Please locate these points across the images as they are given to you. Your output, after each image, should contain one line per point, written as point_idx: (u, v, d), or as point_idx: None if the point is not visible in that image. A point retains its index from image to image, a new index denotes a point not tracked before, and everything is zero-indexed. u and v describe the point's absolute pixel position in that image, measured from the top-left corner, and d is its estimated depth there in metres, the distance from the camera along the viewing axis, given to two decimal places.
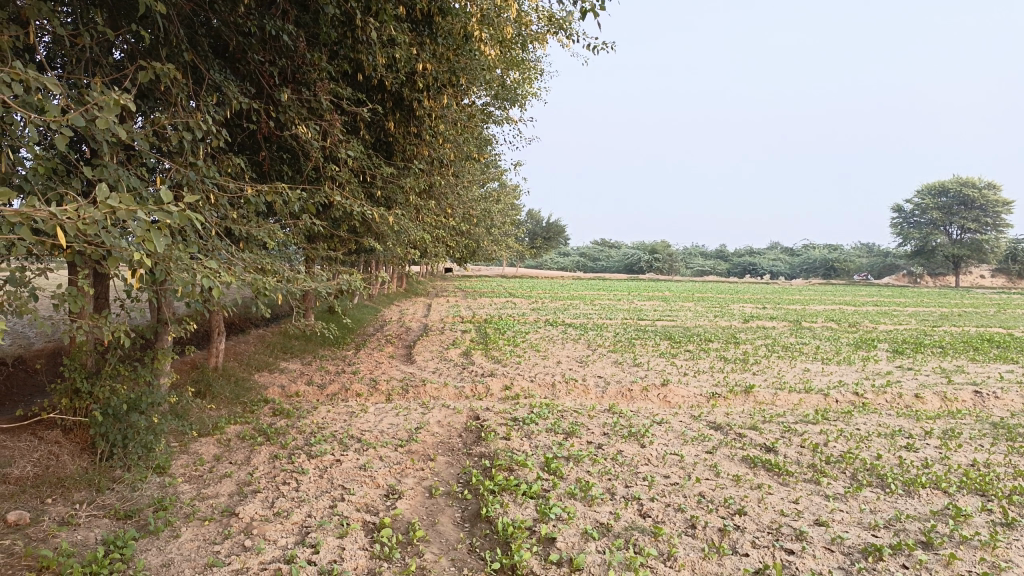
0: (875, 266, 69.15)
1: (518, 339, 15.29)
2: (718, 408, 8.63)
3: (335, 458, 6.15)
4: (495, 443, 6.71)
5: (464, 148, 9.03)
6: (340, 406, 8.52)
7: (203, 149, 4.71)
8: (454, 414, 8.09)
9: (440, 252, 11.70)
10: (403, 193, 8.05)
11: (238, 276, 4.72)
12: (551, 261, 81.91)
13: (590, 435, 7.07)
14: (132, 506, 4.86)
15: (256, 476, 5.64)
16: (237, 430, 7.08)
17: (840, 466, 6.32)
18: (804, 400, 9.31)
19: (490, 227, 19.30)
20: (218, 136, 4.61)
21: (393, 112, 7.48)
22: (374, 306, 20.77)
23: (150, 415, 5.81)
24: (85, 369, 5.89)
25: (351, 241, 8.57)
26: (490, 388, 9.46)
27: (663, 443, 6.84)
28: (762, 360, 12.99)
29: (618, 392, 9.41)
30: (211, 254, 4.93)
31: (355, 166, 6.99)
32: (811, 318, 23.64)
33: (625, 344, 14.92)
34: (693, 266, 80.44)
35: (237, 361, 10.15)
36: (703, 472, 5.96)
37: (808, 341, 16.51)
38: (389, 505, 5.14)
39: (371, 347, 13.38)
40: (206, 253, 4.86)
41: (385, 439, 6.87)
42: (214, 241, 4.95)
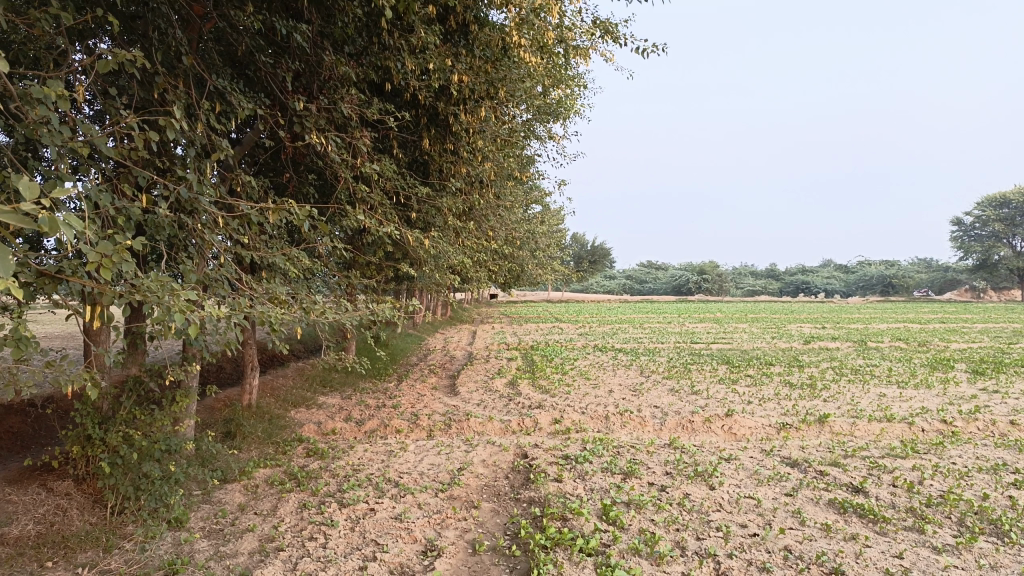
0: (935, 281, 66.61)
1: (567, 366, 14.60)
2: (791, 441, 7.82)
3: (369, 507, 5.54)
4: (545, 486, 6.04)
5: (505, 165, 8.46)
6: (378, 444, 7.95)
7: (206, 163, 4.21)
8: (500, 452, 7.43)
9: (482, 277, 11.14)
10: (441, 214, 7.52)
11: (249, 309, 4.21)
12: (597, 284, 81.02)
13: (651, 476, 6.35)
14: (139, 570, 4.32)
15: (281, 531, 5.08)
16: (266, 474, 6.54)
17: (943, 509, 5.48)
18: (886, 430, 8.43)
19: (535, 251, 18.70)
20: (219, 146, 4.09)
21: (427, 127, 6.99)
22: (417, 335, 20.24)
23: (165, 463, 5.30)
24: (100, 413, 5.41)
25: (388, 268, 8.07)
26: (538, 421, 8.79)
27: (734, 485, 6.08)
28: (831, 385, 12.07)
29: (677, 424, 8.65)
30: (222, 285, 4.43)
31: (388, 185, 6.49)
32: (876, 338, 22.36)
33: (680, 369, 14.12)
34: (743, 286, 78.62)
35: (273, 397, 9.68)
36: (786, 520, 5.20)
37: (878, 362, 15.46)
38: (426, 565, 4.51)
39: (413, 379, 12.83)
40: (215, 285, 4.36)
41: (424, 483, 6.26)
42: (224, 269, 4.44)
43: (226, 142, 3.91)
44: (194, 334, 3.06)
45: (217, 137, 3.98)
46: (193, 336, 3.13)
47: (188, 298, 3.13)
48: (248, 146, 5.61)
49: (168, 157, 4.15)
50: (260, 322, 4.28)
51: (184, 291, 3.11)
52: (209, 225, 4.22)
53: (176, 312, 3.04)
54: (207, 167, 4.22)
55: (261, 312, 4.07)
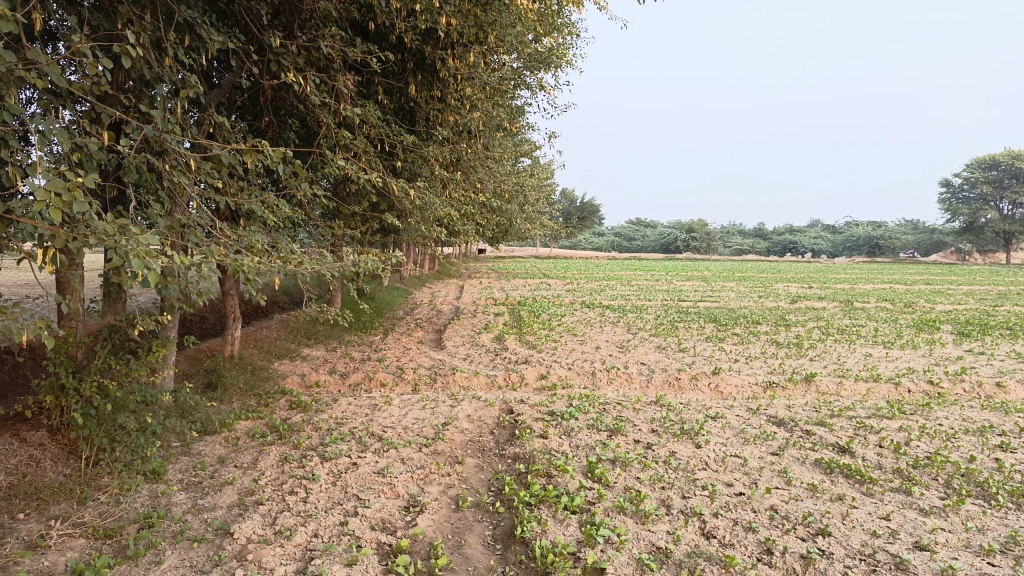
0: (922, 243, 66.91)
1: (553, 322, 14.53)
2: (778, 400, 7.79)
3: (351, 462, 5.46)
4: (530, 442, 5.97)
5: (494, 115, 8.23)
6: (362, 398, 7.86)
7: (177, 102, 3.98)
8: (486, 407, 7.36)
9: (470, 230, 10.97)
10: (428, 164, 7.32)
11: (222, 257, 4.03)
12: (586, 241, 80.85)
13: (637, 433, 6.30)
14: (113, 523, 4.21)
15: (260, 485, 4.98)
16: (247, 426, 6.43)
17: (930, 471, 5.46)
18: (872, 390, 8.42)
19: (524, 205, 18.49)
20: (190, 83, 3.86)
21: (414, 73, 6.73)
22: (404, 289, 20.08)
23: (142, 415, 5.17)
24: (74, 363, 5.26)
25: (373, 218, 7.89)
26: (524, 377, 8.71)
27: (720, 443, 6.04)
28: (818, 344, 12.07)
29: (664, 381, 8.61)
30: (196, 232, 4.24)
31: (372, 132, 6.28)
32: (862, 298, 22.40)
33: (668, 326, 14.07)
34: (731, 245, 78.68)
35: (256, 349, 9.55)
36: (772, 479, 5.16)
37: (864, 322, 15.49)
38: (408, 521, 4.44)
39: (399, 332, 12.72)
40: (189, 231, 4.19)
41: (408, 438, 6.17)
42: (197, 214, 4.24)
43: (197, 79, 3.68)
44: (155, 280, 2.86)
45: (188, 74, 3.75)
46: (155, 284, 2.95)
47: (151, 244, 2.95)
48: (226, 88, 5.37)
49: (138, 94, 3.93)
50: (236, 270, 4.12)
51: (146, 236, 2.92)
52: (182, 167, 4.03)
53: (137, 259, 2.87)
54: (178, 106, 4.00)
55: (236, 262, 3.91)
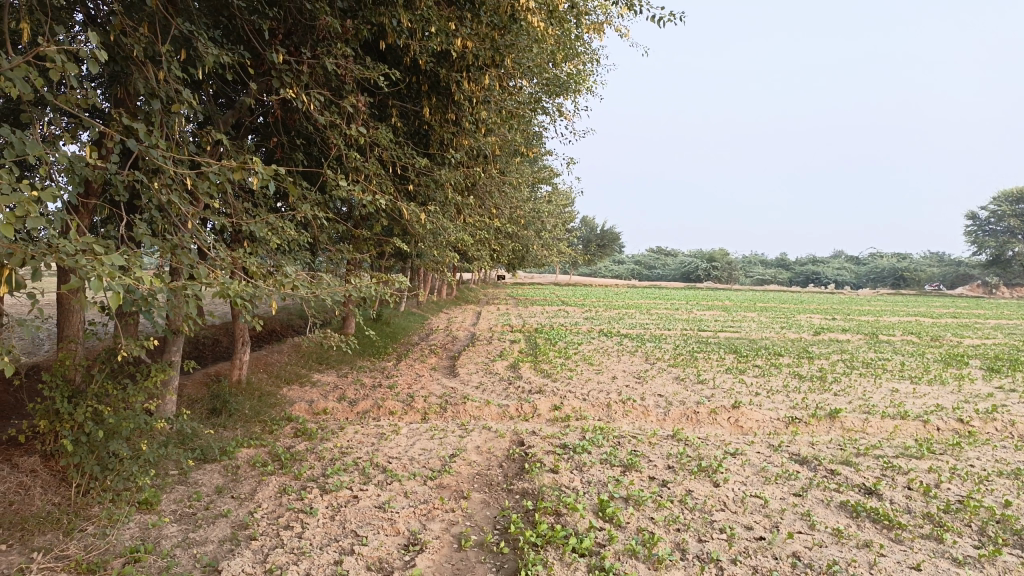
0: (947, 276, 65.90)
1: (570, 350, 14.27)
2: (800, 437, 7.48)
3: (352, 495, 5.24)
4: (540, 477, 5.72)
5: (510, 140, 8.09)
6: (370, 426, 7.65)
7: (172, 118, 3.85)
8: (496, 438, 7.12)
9: (485, 257, 10.80)
10: (440, 188, 7.18)
11: (213, 280, 3.86)
12: (605, 269, 80.55)
13: (653, 470, 6.03)
14: (98, 557, 4.02)
15: (255, 518, 4.77)
16: (248, 454, 6.23)
17: (963, 516, 5.14)
18: (899, 428, 8.08)
19: (542, 231, 18.32)
20: (185, 98, 3.72)
21: (428, 95, 6.61)
22: (420, 315, 19.92)
23: (136, 441, 5.00)
24: (70, 386, 5.11)
25: (385, 243, 7.74)
26: (537, 407, 8.46)
27: (740, 482, 5.75)
28: (842, 378, 11.70)
29: (681, 415, 8.32)
30: (190, 254, 4.08)
31: (384, 154, 6.15)
32: (888, 331, 21.88)
33: (687, 357, 13.76)
34: (752, 274, 78.00)
35: (265, 374, 9.40)
36: (795, 523, 4.87)
37: (890, 356, 15.08)
38: (406, 561, 4.21)
39: (412, 359, 12.52)
40: (182, 252, 4.04)
41: (413, 470, 5.95)
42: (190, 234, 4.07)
43: (189, 92, 3.54)
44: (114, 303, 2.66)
45: (181, 88, 3.62)
46: (118, 307, 2.74)
47: (119, 263, 2.76)
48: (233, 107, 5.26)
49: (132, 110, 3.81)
50: (227, 295, 3.95)
51: (112, 255, 2.73)
52: (176, 186, 3.89)
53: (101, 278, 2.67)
54: (174, 123, 3.86)
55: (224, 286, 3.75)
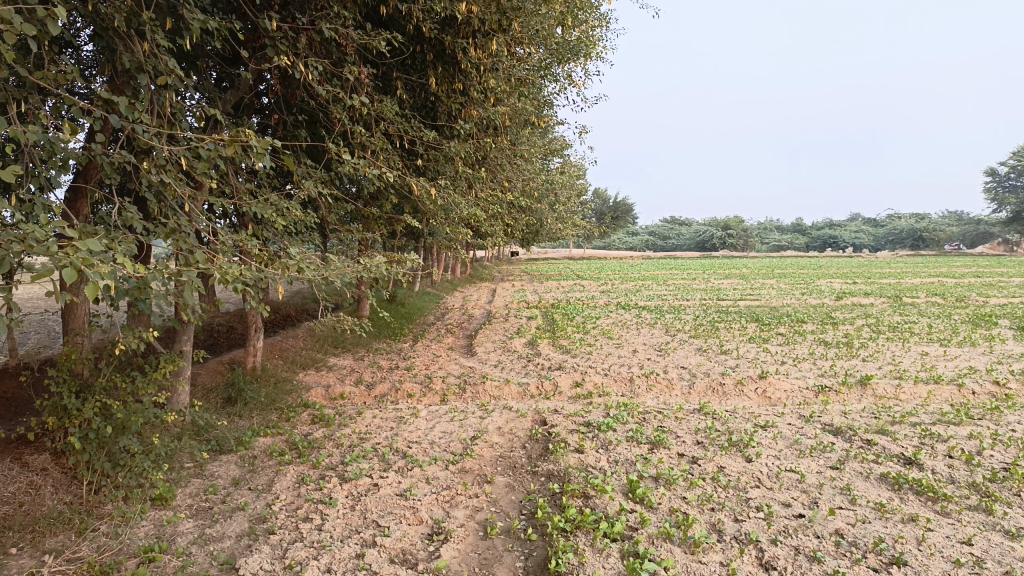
0: (967, 235, 64.94)
1: (588, 325, 14.05)
2: (832, 406, 7.24)
3: (372, 483, 5.07)
4: (565, 458, 5.53)
5: (520, 110, 7.81)
6: (388, 410, 7.48)
7: (162, 93, 3.62)
8: (517, 418, 6.93)
9: (499, 232, 10.57)
10: (451, 163, 6.94)
11: (214, 266, 3.65)
12: (620, 241, 80.02)
13: (681, 446, 5.82)
14: (111, 558, 3.87)
15: (273, 510, 4.62)
16: (265, 444, 6.08)
17: (1011, 484, 4.91)
18: (933, 393, 7.82)
19: (556, 204, 18.03)
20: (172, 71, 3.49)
21: (433, 65, 6.35)
22: (435, 294, 19.74)
23: (148, 435, 4.83)
24: (79, 381, 4.95)
25: (396, 221, 7.52)
26: (558, 385, 8.26)
27: (773, 456, 5.53)
28: (869, 343, 11.42)
29: (707, 387, 8.10)
30: (190, 239, 3.87)
31: (391, 129, 5.90)
32: (911, 293, 21.46)
33: (708, 327, 13.51)
34: (768, 241, 77.21)
35: (281, 360, 9.25)
36: (835, 498, 4.67)
37: (916, 319, 14.75)
38: (430, 552, 4.04)
39: (429, 339, 12.35)
40: (181, 237, 3.83)
41: (434, 455, 5.76)
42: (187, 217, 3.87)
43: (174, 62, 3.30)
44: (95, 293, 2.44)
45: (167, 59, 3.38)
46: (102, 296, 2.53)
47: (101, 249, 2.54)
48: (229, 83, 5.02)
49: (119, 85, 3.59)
50: (229, 278, 3.73)
51: (93, 239, 2.51)
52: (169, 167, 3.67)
53: (80, 266, 2.45)
54: (164, 99, 3.64)
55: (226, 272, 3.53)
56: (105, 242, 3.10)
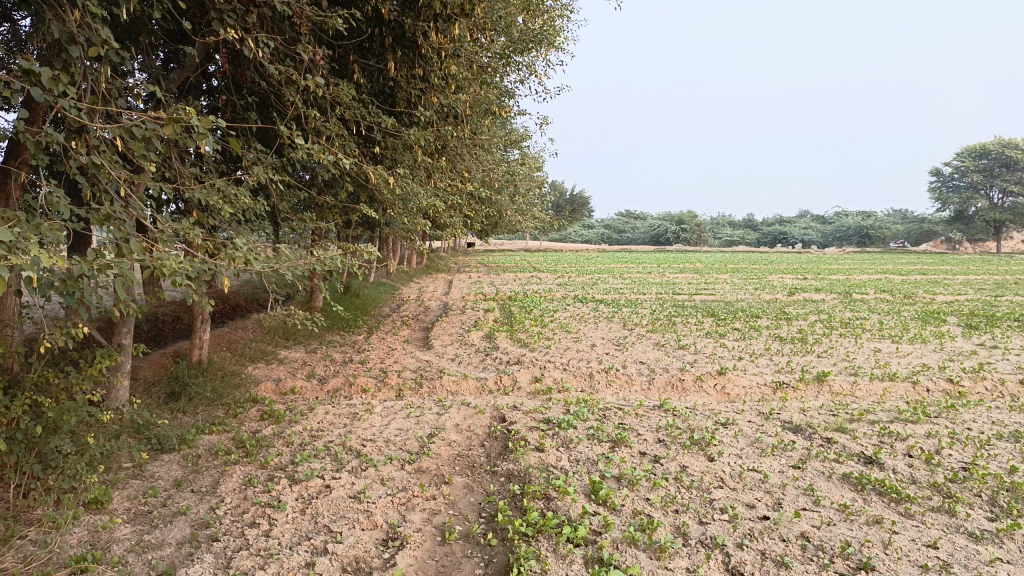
0: (912, 233, 66.75)
1: (546, 318, 13.91)
2: (791, 403, 7.22)
3: (324, 484, 4.84)
4: (526, 457, 5.37)
5: (481, 99, 7.59)
6: (341, 406, 7.23)
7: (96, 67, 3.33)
8: (475, 415, 6.75)
9: (458, 223, 10.34)
10: (409, 151, 6.70)
11: (153, 258, 3.36)
12: (576, 234, 80.25)
13: (643, 445, 5.71)
14: (38, 569, 3.57)
15: (217, 515, 4.36)
16: (210, 442, 5.78)
17: (971, 484, 4.91)
18: (889, 391, 7.87)
19: (514, 196, 17.85)
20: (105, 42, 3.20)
21: (392, 49, 6.10)
22: (391, 285, 19.41)
23: (81, 435, 4.51)
24: (8, 375, 4.60)
25: (351, 211, 7.25)
26: (517, 380, 8.10)
27: (735, 455, 5.46)
28: (824, 339, 11.51)
29: (667, 383, 8.03)
30: (125, 228, 3.58)
31: (347, 114, 5.65)
32: (861, 290, 21.85)
33: (665, 322, 13.49)
34: (721, 236, 78.27)
35: (228, 353, 8.90)
36: (798, 500, 4.63)
37: (868, 315, 14.98)
38: (385, 559, 3.85)
39: (384, 331, 12.07)
40: (115, 223, 3.54)
41: (389, 454, 5.55)
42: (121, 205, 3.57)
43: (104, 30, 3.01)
44: None
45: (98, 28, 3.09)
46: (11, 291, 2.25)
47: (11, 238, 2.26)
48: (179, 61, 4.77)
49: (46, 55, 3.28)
50: (170, 270, 3.46)
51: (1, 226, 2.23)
52: (104, 147, 3.38)
53: None
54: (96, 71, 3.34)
55: (167, 262, 3.27)
56: (25, 228, 2.80)
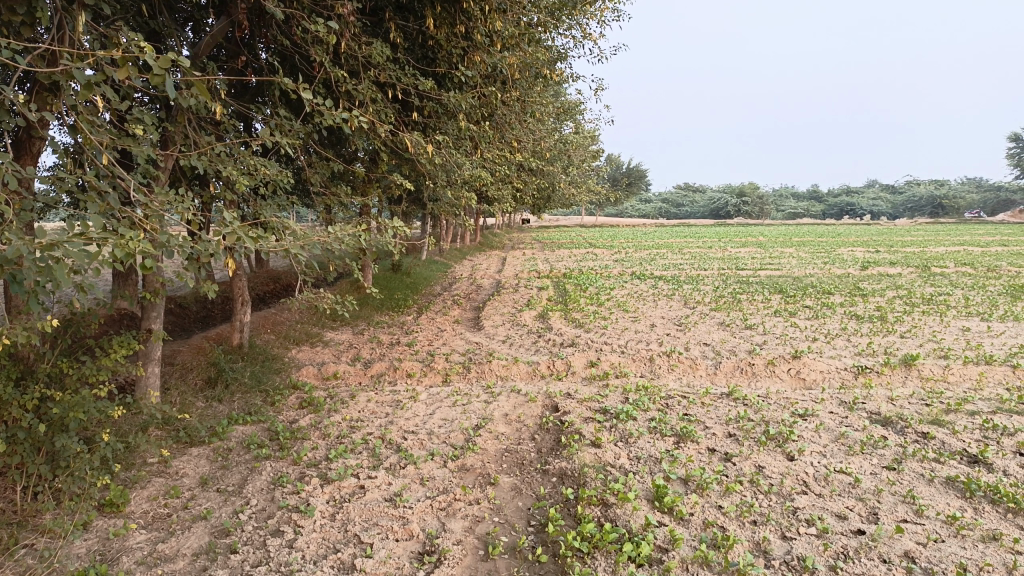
0: (988, 202, 63.52)
1: (603, 296, 13.31)
2: (876, 391, 6.52)
3: (358, 484, 4.41)
4: (581, 454, 4.85)
5: (531, 60, 6.99)
6: (385, 392, 6.81)
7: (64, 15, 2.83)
8: (526, 404, 6.25)
9: (508, 197, 9.80)
10: (452, 118, 6.15)
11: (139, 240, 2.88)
12: (633, 209, 78.85)
13: (712, 440, 5.12)
14: None
15: (239, 521, 3.96)
16: (243, 434, 5.41)
17: None
18: (986, 375, 7.08)
19: (568, 168, 17.17)
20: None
21: (430, 4, 5.53)
22: (443, 263, 19.03)
23: (94, 431, 4.15)
24: (22, 367, 4.27)
25: (391, 185, 6.77)
26: (572, 364, 7.56)
27: (818, 454, 4.84)
28: (906, 317, 10.64)
29: (734, 367, 7.39)
30: (114, 206, 3.11)
31: (381, 77, 5.12)
32: (939, 263, 20.49)
33: (729, 299, 12.76)
34: (783, 209, 75.88)
35: (272, 335, 8.58)
36: (897, 510, 4.01)
37: (951, 290, 13.91)
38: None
39: (434, 311, 11.64)
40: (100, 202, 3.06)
41: (431, 448, 5.10)
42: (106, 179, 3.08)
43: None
44: None
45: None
46: None
47: None
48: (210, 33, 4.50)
49: (9, 3, 2.83)
50: (164, 251, 2.99)
51: None
52: (81, 105, 2.92)
53: None
54: (72, 19, 2.87)
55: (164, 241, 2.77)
56: None
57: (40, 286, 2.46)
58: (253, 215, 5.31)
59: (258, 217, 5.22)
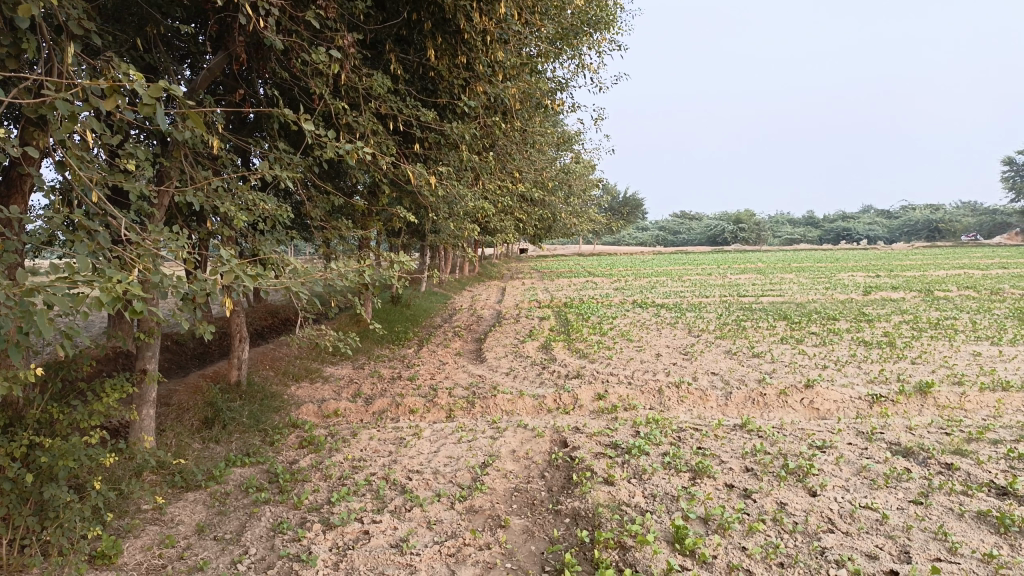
0: (984, 225, 63.69)
1: (606, 326, 13.13)
2: (894, 421, 6.32)
3: (363, 530, 4.20)
4: (594, 493, 4.65)
5: (532, 89, 6.90)
6: (388, 430, 6.61)
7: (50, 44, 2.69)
8: (534, 440, 6.05)
9: (509, 227, 9.68)
10: (453, 148, 6.04)
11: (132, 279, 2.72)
12: (630, 237, 78.96)
13: (729, 475, 4.93)
14: None
15: (237, 572, 3.75)
16: (241, 476, 5.21)
17: None
18: (1004, 402, 6.89)
19: (568, 197, 17.09)
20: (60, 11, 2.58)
21: (431, 34, 5.44)
22: (442, 294, 18.86)
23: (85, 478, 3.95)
24: (11, 412, 4.09)
25: (392, 217, 6.63)
26: (579, 397, 7.37)
27: (841, 489, 4.65)
28: (915, 343, 10.47)
29: (746, 398, 7.20)
30: (104, 244, 2.95)
31: (382, 107, 5.01)
32: (942, 287, 20.34)
33: (734, 327, 12.59)
34: (780, 235, 76.05)
35: (270, 372, 8.39)
36: (930, 548, 3.81)
37: (957, 314, 13.75)
38: None
39: (435, 344, 11.46)
40: (88, 240, 2.90)
41: (437, 489, 4.90)
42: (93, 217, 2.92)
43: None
44: None
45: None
46: None
47: None
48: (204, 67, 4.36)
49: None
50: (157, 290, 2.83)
51: None
52: (69, 139, 2.77)
53: None
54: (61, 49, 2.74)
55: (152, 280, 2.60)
56: None
57: (23, 331, 2.29)
58: (251, 250, 5.16)
59: (257, 252, 5.07)
